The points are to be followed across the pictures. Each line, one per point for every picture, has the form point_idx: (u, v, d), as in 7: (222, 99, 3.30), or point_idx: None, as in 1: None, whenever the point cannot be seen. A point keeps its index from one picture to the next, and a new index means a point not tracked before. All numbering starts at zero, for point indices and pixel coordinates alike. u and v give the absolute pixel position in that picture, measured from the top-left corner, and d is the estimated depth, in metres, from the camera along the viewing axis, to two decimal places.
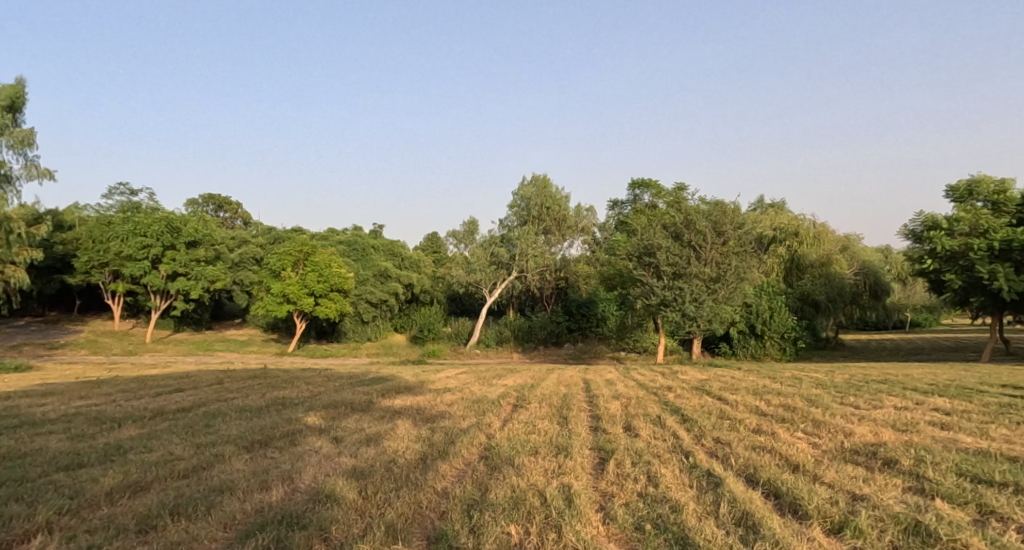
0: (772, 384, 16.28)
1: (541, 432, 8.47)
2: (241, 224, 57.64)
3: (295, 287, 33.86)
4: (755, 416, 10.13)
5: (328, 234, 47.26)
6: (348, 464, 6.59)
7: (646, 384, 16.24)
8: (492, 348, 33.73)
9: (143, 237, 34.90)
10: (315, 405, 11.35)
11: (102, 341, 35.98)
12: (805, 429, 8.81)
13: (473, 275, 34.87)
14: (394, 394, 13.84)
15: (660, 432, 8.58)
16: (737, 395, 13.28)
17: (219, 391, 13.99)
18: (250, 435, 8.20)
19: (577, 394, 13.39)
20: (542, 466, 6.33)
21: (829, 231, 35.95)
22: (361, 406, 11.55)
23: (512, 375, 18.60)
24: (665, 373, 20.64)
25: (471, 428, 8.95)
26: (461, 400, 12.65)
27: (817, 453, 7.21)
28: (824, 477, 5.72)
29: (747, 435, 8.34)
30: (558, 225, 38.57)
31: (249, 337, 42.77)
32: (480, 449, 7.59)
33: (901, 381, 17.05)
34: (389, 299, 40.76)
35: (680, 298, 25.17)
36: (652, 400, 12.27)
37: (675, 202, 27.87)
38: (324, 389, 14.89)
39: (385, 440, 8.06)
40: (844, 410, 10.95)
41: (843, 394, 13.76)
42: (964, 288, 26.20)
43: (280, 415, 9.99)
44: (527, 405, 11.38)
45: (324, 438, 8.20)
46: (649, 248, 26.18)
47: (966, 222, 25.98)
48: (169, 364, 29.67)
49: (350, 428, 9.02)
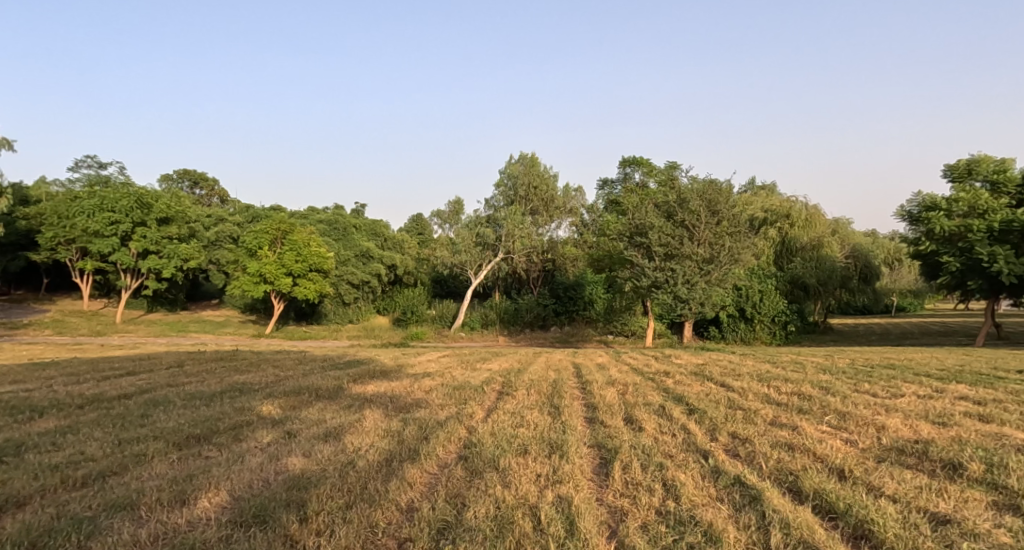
0: (775, 369, 15.29)
1: (530, 425, 7.34)
2: (217, 201, 55.77)
3: (273, 267, 32.39)
4: (768, 405, 9.10)
5: (308, 213, 45.69)
6: (295, 468, 5.36)
7: (641, 369, 15.18)
8: (477, 332, 32.52)
9: (111, 212, 33.16)
10: (276, 393, 10.09)
11: (69, 321, 34.32)
12: (831, 422, 7.77)
13: (458, 256, 33.61)
14: (367, 380, 12.64)
15: (667, 425, 7.49)
16: (741, 381, 12.24)
17: (172, 376, 12.63)
18: (187, 427, 6.94)
19: (568, 380, 12.31)
20: (534, 472, 5.18)
21: (821, 213, 35.14)
22: (326, 393, 10.30)
23: (498, 360, 17.42)
24: (658, 357, 19.64)
25: (448, 420, 7.79)
26: (441, 386, 11.47)
27: (856, 452, 6.15)
28: (882, 487, 4.66)
29: (769, 430, 7.24)
30: (546, 205, 37.41)
31: (225, 318, 41.28)
32: (459, 447, 6.40)
33: (908, 366, 16.16)
34: (371, 280, 39.46)
35: (671, 279, 24.18)
36: (650, 387, 11.20)
37: (668, 181, 26.73)
38: (291, 374, 13.59)
39: (347, 435, 6.83)
40: (863, 398, 9.94)
41: (854, 380, 12.81)
42: (962, 271, 25.31)
43: (232, 404, 8.74)
44: (514, 392, 10.25)
45: (276, 431, 6.97)
46: (640, 227, 25.00)
47: (965, 202, 25.12)
48: (137, 345, 28.28)
49: (310, 420, 7.79)
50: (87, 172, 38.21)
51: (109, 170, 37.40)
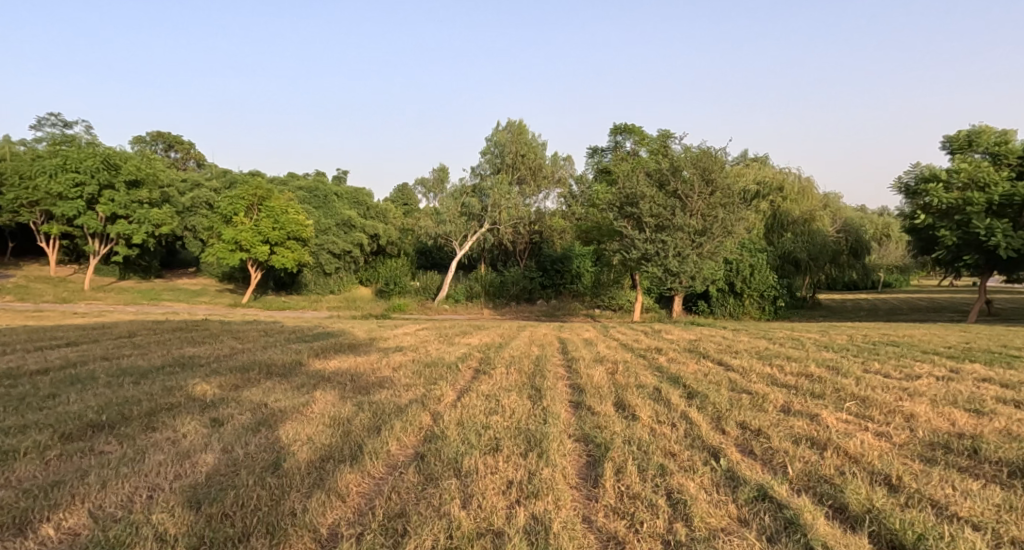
0: (773, 346, 14.37)
1: (504, 413, 6.28)
2: (194, 165, 53.85)
3: (249, 234, 30.89)
4: (776, 388, 8.09)
5: (288, 178, 44.04)
6: (197, 472, 4.22)
7: (630, 345, 14.22)
8: (461, 304, 31.44)
9: (75, 173, 31.41)
10: (220, 369, 8.90)
11: (33, 287, 32.78)
12: (852, 410, 6.74)
13: (443, 227, 32.32)
14: (331, 354, 11.53)
15: (665, 412, 6.43)
16: (740, 359, 11.32)
17: (114, 348, 11.39)
18: (92, 412, 5.78)
19: (551, 356, 11.31)
20: (503, 477, 4.13)
21: (814, 187, 34.22)
22: (279, 370, 9.14)
23: (479, 333, 16.37)
24: (648, 332, 18.63)
25: (410, 405, 6.68)
26: (411, 363, 10.37)
27: (894, 448, 5.14)
28: (948, 506, 3.63)
29: (782, 420, 6.21)
30: (534, 174, 35.94)
31: (201, 286, 39.90)
32: (418, 441, 5.32)
33: (912, 344, 15.24)
34: (352, 250, 38.22)
35: (662, 252, 23.11)
36: (642, 366, 10.19)
37: (660, 150, 25.50)
38: (249, 347, 12.42)
39: (284, 425, 5.68)
40: (879, 381, 8.94)
41: (860, 358, 11.86)
42: (958, 246, 24.42)
43: (163, 383, 7.54)
44: (491, 371, 9.18)
45: (200, 419, 5.79)
46: (631, 197, 23.84)
47: (965, 173, 24.04)
48: (103, 313, 26.93)
49: (249, 405, 6.65)
50: (51, 130, 36.25)
51: (75, 129, 35.48)
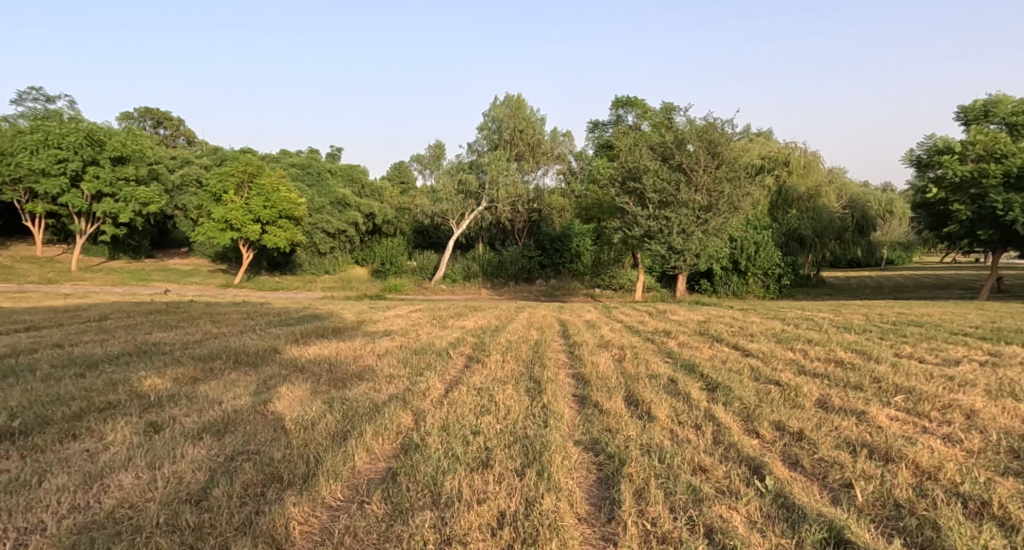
0: (789, 327, 13.44)
1: (497, 413, 5.34)
2: (183, 142, 52.55)
3: (239, 213, 29.75)
4: (806, 377, 7.18)
5: (280, 155, 42.82)
6: (97, 504, 3.32)
7: (636, 327, 13.33)
8: (458, 284, 30.54)
9: (58, 149, 30.19)
10: (182, 359, 7.96)
11: (17, 267, 31.77)
12: (901, 406, 5.81)
13: (439, 205, 31.30)
14: (313, 339, 10.60)
15: (686, 410, 5.50)
16: (757, 343, 10.39)
17: (74, 334, 10.43)
18: (6, 417, 4.85)
19: (552, 341, 10.39)
20: (492, 513, 3.24)
21: (821, 161, 33.13)
22: (249, 360, 8.18)
23: (474, 315, 15.49)
24: (652, 313, 17.73)
25: (389, 403, 5.74)
26: (398, 349, 9.43)
27: (970, 457, 4.22)
28: None
29: (824, 420, 5.29)
30: (532, 150, 34.56)
31: (193, 266, 38.91)
32: (394, 450, 4.41)
33: (934, 323, 14.35)
34: (347, 229, 37.13)
35: (666, 229, 22.09)
36: (652, 351, 9.24)
37: (663, 123, 24.38)
38: (225, 332, 11.46)
39: (235, 431, 4.76)
40: (917, 367, 7.98)
41: (887, 341, 10.90)
42: (972, 220, 23.30)
43: (108, 377, 6.60)
44: (484, 358, 8.27)
45: (133, 423, 4.86)
46: (634, 171, 22.72)
47: (981, 145, 22.93)
48: (89, 294, 26.04)
49: (201, 403, 5.71)
50: (33, 105, 34.95)
51: (57, 104, 34.16)
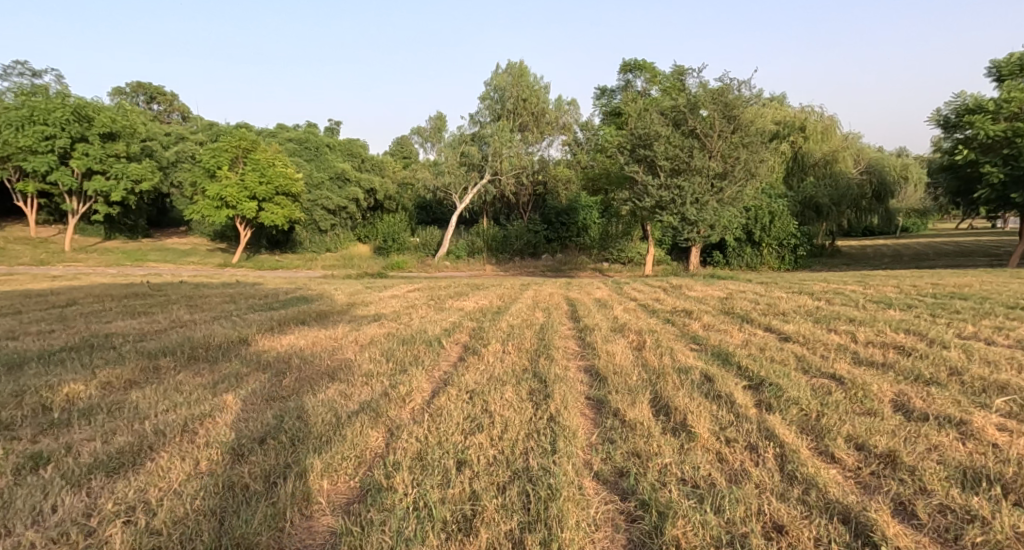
0: (821, 303, 12.17)
1: (495, 429, 4.16)
2: (178, 118, 51.10)
3: (234, 189, 28.45)
4: (867, 371, 5.94)
5: (276, 130, 41.38)
6: None
7: (653, 306, 12.13)
8: (462, 260, 29.29)
9: (44, 125, 28.84)
10: (127, 355, 6.79)
11: (9, 248, 30.70)
12: (1004, 410, 4.57)
13: (440, 179, 29.88)
14: (291, 326, 9.43)
15: (735, 423, 4.27)
16: (793, 323, 9.16)
17: (25, 324, 9.27)
18: None
19: (559, 324, 9.20)
20: None
21: (838, 125, 31.38)
22: (207, 355, 7.00)
23: (475, 294, 14.30)
24: (666, 288, 16.54)
25: (357, 414, 4.55)
26: (384, 338, 8.26)
27: None
28: None
29: (915, 431, 4.07)
30: (536, 120, 33.02)
31: (190, 245, 37.85)
32: (351, 494, 3.27)
33: (979, 295, 13.03)
34: (348, 206, 35.79)
35: (678, 199, 20.67)
36: (675, 336, 8.01)
37: (675, 86, 22.78)
38: (198, 319, 10.30)
39: (144, 464, 3.60)
40: (994, 351, 6.72)
41: (940, 318, 9.62)
42: (1004, 183, 21.69)
43: (22, 383, 5.42)
44: (483, 349, 7.08)
45: (15, 455, 3.71)
46: (644, 137, 21.15)
47: (1017, 102, 21.23)
48: (79, 276, 25.00)
49: (121, 419, 4.54)
50: (19, 80, 33.54)
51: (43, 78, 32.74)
